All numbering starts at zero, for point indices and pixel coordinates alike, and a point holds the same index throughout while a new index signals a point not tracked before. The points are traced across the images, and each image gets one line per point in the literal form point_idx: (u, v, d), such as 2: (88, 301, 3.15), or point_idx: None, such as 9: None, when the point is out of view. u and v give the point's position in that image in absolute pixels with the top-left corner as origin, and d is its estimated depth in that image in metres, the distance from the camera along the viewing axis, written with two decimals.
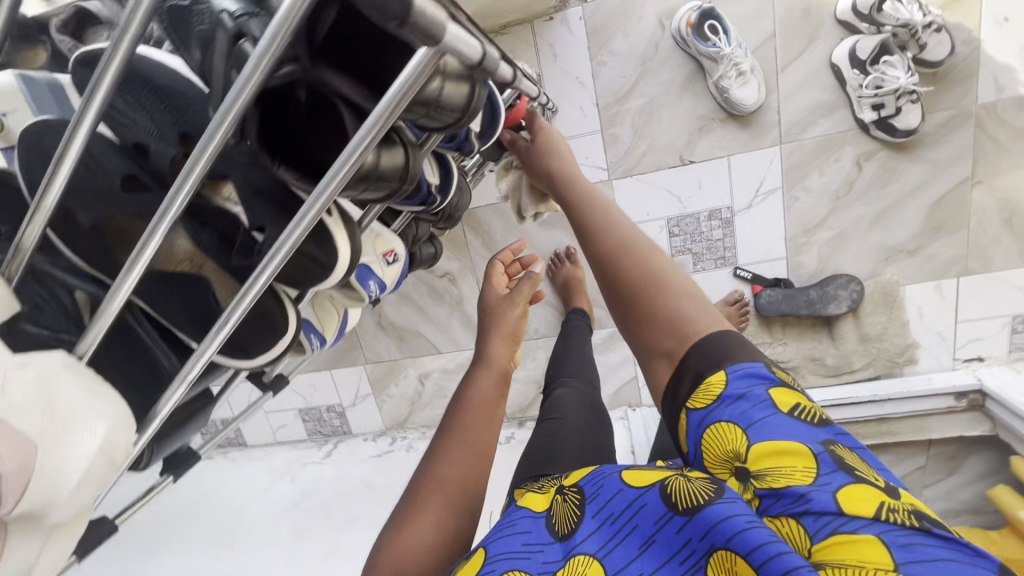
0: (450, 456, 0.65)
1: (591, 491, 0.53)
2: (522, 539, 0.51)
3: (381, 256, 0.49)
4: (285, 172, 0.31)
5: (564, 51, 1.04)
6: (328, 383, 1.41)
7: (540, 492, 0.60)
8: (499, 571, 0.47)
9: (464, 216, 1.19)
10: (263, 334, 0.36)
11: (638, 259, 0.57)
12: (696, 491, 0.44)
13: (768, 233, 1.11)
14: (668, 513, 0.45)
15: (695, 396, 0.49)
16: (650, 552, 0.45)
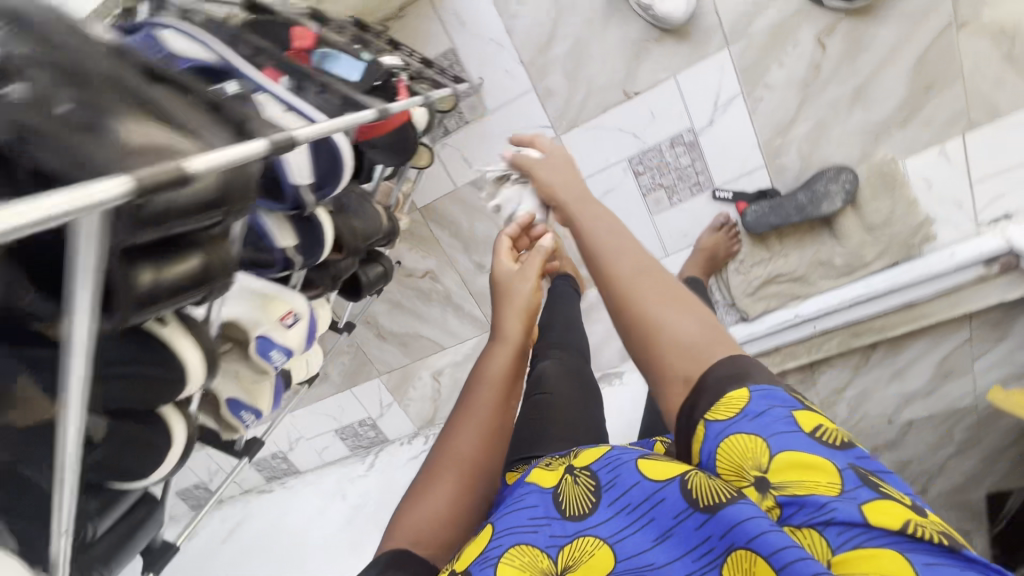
0: (461, 434, 0.66)
1: (605, 478, 0.48)
2: (528, 512, 0.48)
3: (278, 322, 0.48)
4: (50, 309, 0.29)
5: (471, 16, 0.97)
6: (353, 401, 1.45)
7: (545, 463, 0.55)
8: (505, 546, 0.45)
9: (424, 213, 1.16)
10: (145, 456, 0.36)
11: (654, 286, 0.53)
12: (718, 490, 0.40)
13: (739, 144, 1.02)
14: (688, 510, 0.41)
15: (714, 406, 0.43)
16: (661, 550, 0.42)
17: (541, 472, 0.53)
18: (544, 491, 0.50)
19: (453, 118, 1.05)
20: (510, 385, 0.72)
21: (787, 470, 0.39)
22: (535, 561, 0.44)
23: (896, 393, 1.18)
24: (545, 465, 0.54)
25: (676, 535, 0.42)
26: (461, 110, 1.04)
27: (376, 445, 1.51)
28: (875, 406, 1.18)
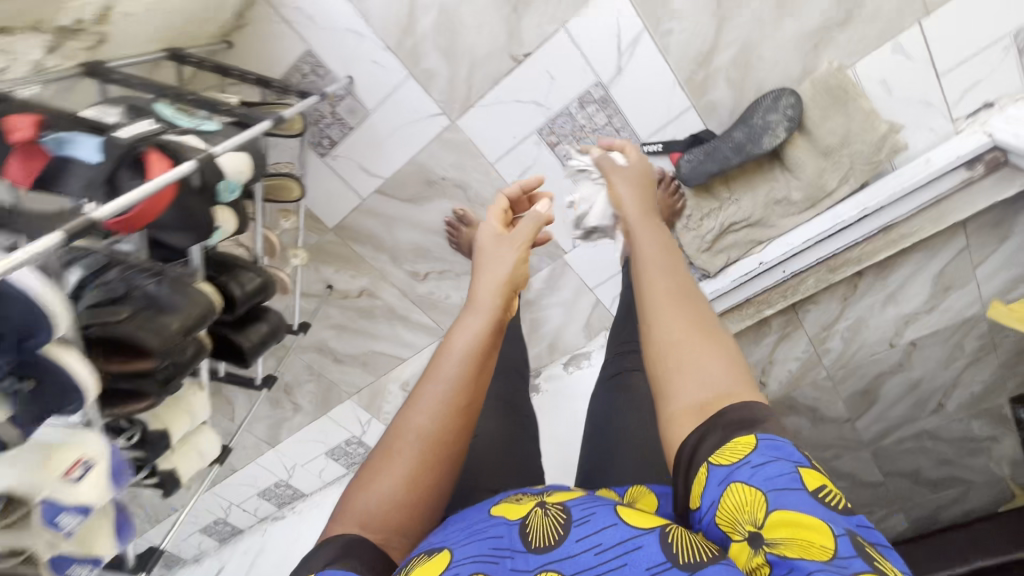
0: (420, 407, 0.53)
1: (579, 512, 0.43)
2: (491, 542, 0.44)
3: (61, 480, 0.43)
4: None
5: (317, 7, 0.83)
6: (332, 424, 1.43)
7: (512, 498, 0.50)
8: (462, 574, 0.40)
9: (338, 232, 1.06)
10: None
11: (690, 309, 0.48)
12: (702, 546, 0.37)
13: (657, 88, 0.88)
14: (666, 565, 0.36)
15: (717, 450, 0.39)
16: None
17: (514, 502, 0.48)
18: (513, 523, 0.45)
19: (336, 127, 0.94)
20: (487, 348, 0.57)
21: (779, 530, 0.35)
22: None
23: (892, 319, 1.04)
24: (516, 500, 0.49)
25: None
26: (341, 115, 0.93)
27: None
28: (870, 338, 1.06)
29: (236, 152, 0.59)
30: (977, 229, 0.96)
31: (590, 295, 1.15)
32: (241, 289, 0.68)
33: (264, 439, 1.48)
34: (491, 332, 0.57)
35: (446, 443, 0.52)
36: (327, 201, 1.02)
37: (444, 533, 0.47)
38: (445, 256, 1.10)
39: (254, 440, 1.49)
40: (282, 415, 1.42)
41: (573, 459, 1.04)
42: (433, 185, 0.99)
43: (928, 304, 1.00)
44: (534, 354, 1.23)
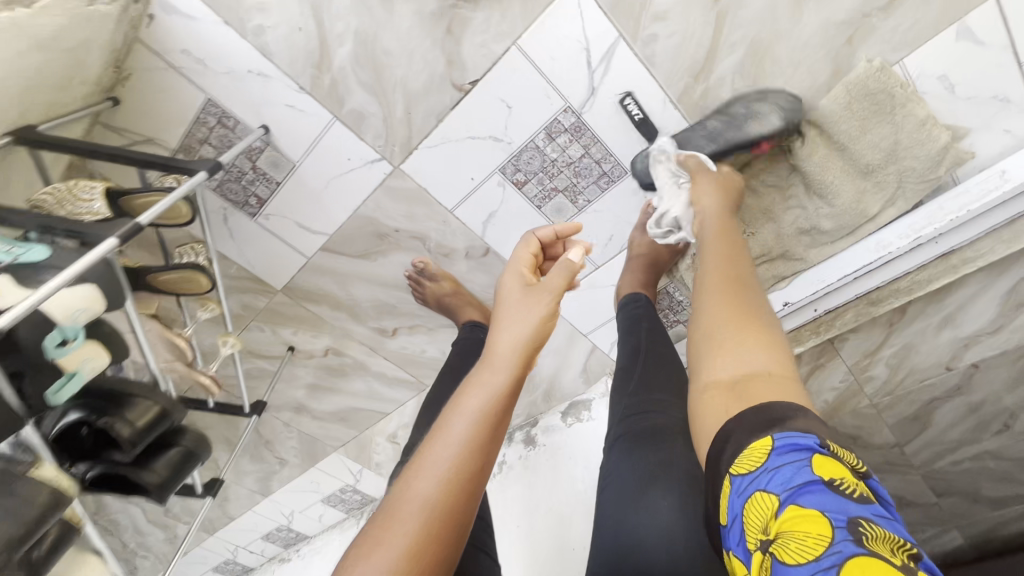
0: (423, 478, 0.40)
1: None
2: None
3: None
4: None
5: (206, 49, 0.67)
6: (323, 475, 1.33)
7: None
8: None
9: (291, 294, 0.93)
10: None
11: (743, 307, 0.49)
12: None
13: (643, 108, 0.70)
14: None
15: (738, 453, 0.37)
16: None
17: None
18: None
19: (262, 184, 0.79)
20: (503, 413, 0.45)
21: (786, 526, 0.32)
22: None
23: (947, 343, 0.86)
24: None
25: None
26: (263, 170, 0.77)
27: (367, 504, 1.42)
28: (920, 362, 0.89)
29: (76, 285, 0.46)
30: None
31: (584, 339, 1.00)
32: (130, 427, 0.55)
33: (254, 491, 1.40)
34: (515, 368, 0.45)
35: (447, 526, 0.40)
36: (269, 263, 0.89)
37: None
38: (414, 311, 0.95)
39: (245, 491, 1.41)
40: (268, 468, 1.33)
41: (576, 535, 0.91)
42: (386, 238, 0.85)
43: (992, 326, 0.82)
44: (528, 403, 1.09)
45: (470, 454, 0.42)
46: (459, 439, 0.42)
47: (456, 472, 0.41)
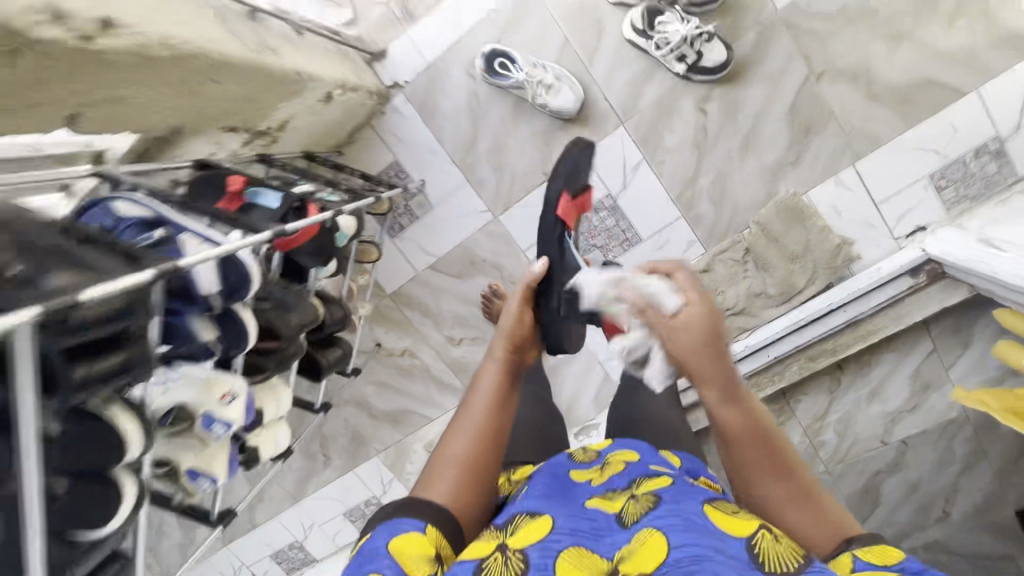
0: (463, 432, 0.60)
1: (665, 500, 0.52)
2: (590, 522, 0.52)
3: (218, 398, 0.61)
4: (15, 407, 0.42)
5: (406, 133, 1.16)
6: (356, 481, 1.53)
7: (600, 488, 0.59)
8: (563, 543, 0.49)
9: (395, 299, 1.31)
10: (99, 508, 0.49)
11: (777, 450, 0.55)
12: (787, 557, 0.44)
13: (655, 201, 1.14)
14: (754, 566, 0.43)
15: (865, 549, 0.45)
16: (718, 559, 0.43)
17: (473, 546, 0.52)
18: (603, 510, 0.54)
19: (406, 215, 1.23)
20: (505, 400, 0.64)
21: None
22: (592, 564, 0.47)
23: (879, 417, 1.18)
24: (529, 519, 0.53)
25: (714, 558, 0.43)
26: (412, 207, 1.22)
27: None
28: (861, 434, 1.19)
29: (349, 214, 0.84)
30: (939, 331, 1.15)
31: (599, 369, 1.32)
32: (333, 316, 0.90)
33: (290, 493, 1.58)
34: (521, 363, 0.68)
35: (482, 465, 0.59)
36: (391, 271, 1.28)
37: (545, 497, 0.57)
38: (478, 326, 1.30)
39: (281, 493, 1.59)
40: (313, 467, 1.54)
41: None
42: (475, 265, 1.24)
43: (908, 405, 1.16)
44: None
45: (489, 417, 0.61)
46: (480, 407, 0.62)
47: (482, 428, 0.60)
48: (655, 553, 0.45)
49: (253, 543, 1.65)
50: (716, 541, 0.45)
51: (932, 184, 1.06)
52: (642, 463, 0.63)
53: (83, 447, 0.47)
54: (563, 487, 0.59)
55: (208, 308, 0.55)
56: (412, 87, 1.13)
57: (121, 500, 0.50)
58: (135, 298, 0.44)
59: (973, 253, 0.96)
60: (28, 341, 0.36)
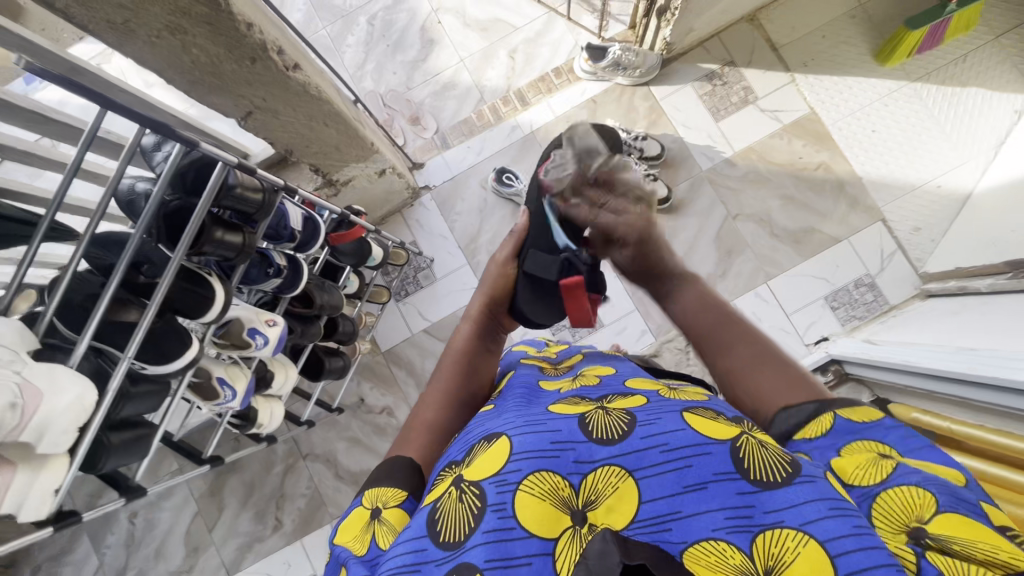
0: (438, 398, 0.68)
1: (643, 418, 0.47)
2: (551, 436, 0.46)
3: (263, 320, 0.78)
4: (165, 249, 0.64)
5: (426, 221, 1.50)
6: (301, 554, 1.46)
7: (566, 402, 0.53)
8: (522, 474, 0.44)
9: (388, 356, 1.48)
10: (174, 342, 0.64)
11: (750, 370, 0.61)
12: (772, 464, 0.42)
13: (615, 295, 1.43)
14: (735, 477, 0.41)
15: (851, 410, 0.49)
16: (690, 496, 0.41)
17: (432, 488, 0.49)
18: (568, 419, 0.48)
19: (413, 284, 1.49)
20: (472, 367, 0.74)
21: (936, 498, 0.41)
22: (558, 488, 0.43)
23: None
24: (485, 445, 0.48)
25: (688, 494, 0.41)
26: (419, 277, 1.49)
27: None
28: None
29: (379, 243, 1.11)
30: None
31: None
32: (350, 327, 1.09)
33: (224, 564, 1.48)
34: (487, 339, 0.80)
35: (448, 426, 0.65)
36: (387, 330, 1.49)
37: (504, 419, 0.52)
38: None
39: (214, 564, 1.48)
40: (259, 532, 1.48)
41: None
42: None
43: None
44: None
45: (455, 387, 0.70)
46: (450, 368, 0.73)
47: (446, 391, 0.69)
48: (630, 502, 0.42)
49: None
50: (693, 464, 0.42)
51: (827, 304, 1.38)
52: (616, 378, 0.61)
53: (187, 291, 0.65)
54: (529, 405, 0.55)
55: (286, 238, 0.77)
56: (437, 190, 1.52)
57: (189, 345, 0.65)
58: (268, 199, 0.68)
59: (859, 353, 1.21)
60: (224, 175, 0.61)
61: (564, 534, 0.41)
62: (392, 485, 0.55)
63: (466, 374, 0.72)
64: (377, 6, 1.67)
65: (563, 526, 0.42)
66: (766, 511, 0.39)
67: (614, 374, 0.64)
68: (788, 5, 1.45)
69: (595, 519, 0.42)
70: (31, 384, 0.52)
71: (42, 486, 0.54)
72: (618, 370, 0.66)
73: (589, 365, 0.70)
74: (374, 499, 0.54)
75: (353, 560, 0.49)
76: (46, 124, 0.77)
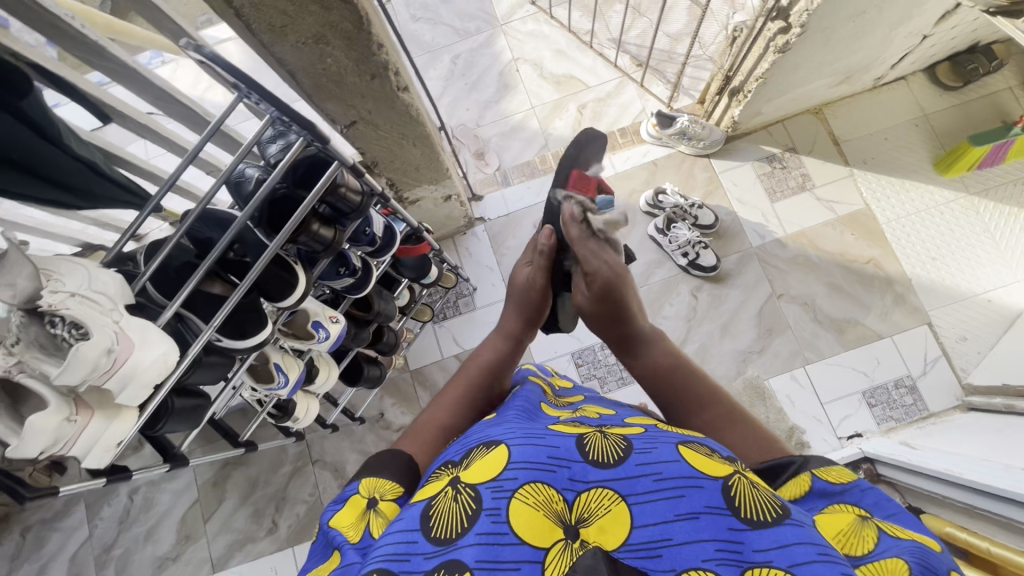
0: (447, 400, 0.66)
1: (641, 444, 0.45)
2: (547, 450, 0.43)
3: (328, 316, 0.81)
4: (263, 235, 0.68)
5: (476, 250, 1.55)
6: (290, 562, 1.43)
7: (566, 422, 0.51)
8: (519, 484, 0.41)
9: (415, 375, 1.49)
10: (252, 321, 0.67)
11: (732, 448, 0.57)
12: (763, 504, 0.40)
13: None
14: (727, 512, 0.39)
15: (825, 470, 0.50)
16: (682, 524, 0.38)
17: (425, 485, 0.46)
18: (566, 436, 0.45)
19: (453, 308, 1.52)
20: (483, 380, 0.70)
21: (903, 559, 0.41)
22: (552, 501, 0.41)
23: None
24: (484, 449, 0.45)
25: (679, 523, 0.39)
26: (459, 303, 1.52)
27: None
28: None
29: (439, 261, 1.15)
30: None
31: None
32: (395, 338, 1.11)
33: (211, 558, 1.45)
34: (502, 351, 0.76)
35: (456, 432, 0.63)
36: (419, 348, 1.50)
37: (503, 426, 0.48)
38: None
39: (202, 557, 1.46)
40: (253, 532, 1.46)
41: None
42: None
43: None
44: None
45: (462, 395, 0.67)
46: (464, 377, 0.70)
47: (458, 395, 0.67)
48: (621, 526, 0.40)
49: None
50: (686, 494, 0.40)
51: (864, 400, 1.36)
52: (614, 416, 0.57)
53: (276, 275, 0.68)
54: (525, 420, 0.52)
55: (367, 241, 0.81)
56: (492, 223, 1.57)
57: (265, 325, 0.69)
58: (364, 202, 0.72)
59: (893, 453, 1.18)
60: (335, 174, 0.66)
61: (556, 546, 0.39)
62: (391, 477, 0.52)
63: (474, 383, 0.69)
64: (462, 47, 1.79)
65: (553, 538, 0.39)
66: (756, 549, 0.37)
67: (614, 414, 0.59)
68: (853, 106, 1.52)
69: (586, 536, 0.40)
70: (128, 333, 0.55)
71: (114, 433, 0.56)
72: (619, 411, 0.61)
73: (590, 403, 0.66)
74: (372, 488, 0.52)
75: (346, 546, 0.46)
76: (170, 103, 0.83)
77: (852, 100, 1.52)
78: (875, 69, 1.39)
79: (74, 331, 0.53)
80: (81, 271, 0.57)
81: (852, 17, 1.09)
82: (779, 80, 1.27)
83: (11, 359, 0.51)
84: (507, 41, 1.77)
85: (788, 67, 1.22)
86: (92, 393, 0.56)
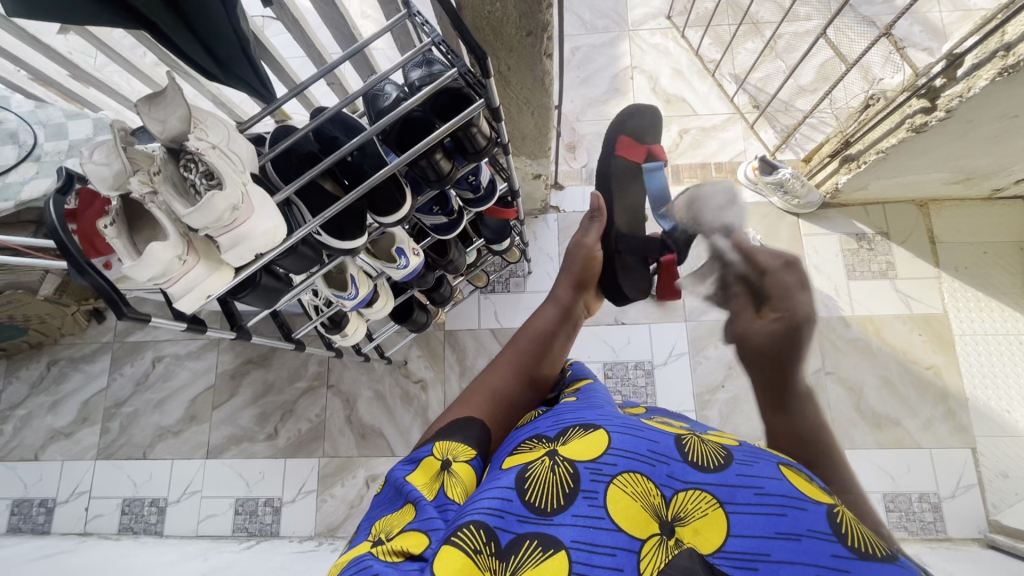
0: (499, 368, 0.65)
1: (741, 456, 0.48)
2: (648, 446, 0.48)
3: (412, 247, 0.83)
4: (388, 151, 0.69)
5: (542, 237, 1.56)
6: (278, 472, 1.47)
7: (664, 425, 0.55)
8: (619, 469, 0.46)
9: (448, 336, 1.51)
10: (355, 224, 0.69)
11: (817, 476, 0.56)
12: (871, 540, 0.41)
13: (680, 388, 1.42)
14: (833, 538, 0.40)
15: None
16: (783, 542, 0.40)
17: (516, 453, 0.50)
18: (666, 435, 0.50)
19: (503, 284, 1.53)
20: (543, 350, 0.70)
21: None
22: (649, 494, 0.45)
23: None
24: (581, 431, 0.49)
25: (779, 540, 0.40)
26: (510, 281, 1.53)
27: (262, 535, 1.41)
28: None
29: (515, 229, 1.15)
30: None
31: None
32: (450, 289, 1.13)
33: (208, 444, 1.50)
34: (559, 324, 0.73)
35: (511, 402, 0.62)
36: (459, 311, 1.52)
37: (596, 413, 0.53)
38: None
39: (200, 440, 1.51)
40: (253, 433, 1.50)
41: None
42: None
43: None
44: None
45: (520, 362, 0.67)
46: (523, 343, 0.69)
47: (517, 362, 0.66)
48: (716, 531, 0.42)
49: (121, 472, 1.50)
50: (787, 514, 0.42)
51: (883, 502, 1.31)
52: (697, 426, 0.60)
53: (388, 192, 0.70)
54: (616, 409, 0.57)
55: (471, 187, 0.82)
56: (565, 216, 1.58)
57: (363, 234, 0.70)
58: (488, 148, 0.73)
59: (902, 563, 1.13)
60: (475, 113, 0.67)
61: (649, 540, 0.42)
62: (462, 440, 0.54)
63: (536, 351, 0.69)
64: (586, 41, 1.79)
65: (648, 531, 0.43)
66: None
67: (692, 425, 0.61)
68: (962, 210, 1.46)
69: (681, 535, 0.43)
70: (252, 199, 0.57)
71: (208, 283, 0.60)
72: (689, 421, 0.63)
73: (659, 413, 0.66)
74: (444, 450, 0.53)
75: (423, 502, 0.47)
76: (328, 8, 0.86)
77: (960, 205, 1.47)
78: (999, 178, 1.33)
79: (205, 181, 0.56)
80: (223, 128, 0.58)
81: (1000, 117, 1.06)
82: (900, 161, 1.24)
83: (147, 186, 0.52)
84: (630, 47, 1.77)
85: (916, 150, 1.18)
86: (200, 241, 0.59)
